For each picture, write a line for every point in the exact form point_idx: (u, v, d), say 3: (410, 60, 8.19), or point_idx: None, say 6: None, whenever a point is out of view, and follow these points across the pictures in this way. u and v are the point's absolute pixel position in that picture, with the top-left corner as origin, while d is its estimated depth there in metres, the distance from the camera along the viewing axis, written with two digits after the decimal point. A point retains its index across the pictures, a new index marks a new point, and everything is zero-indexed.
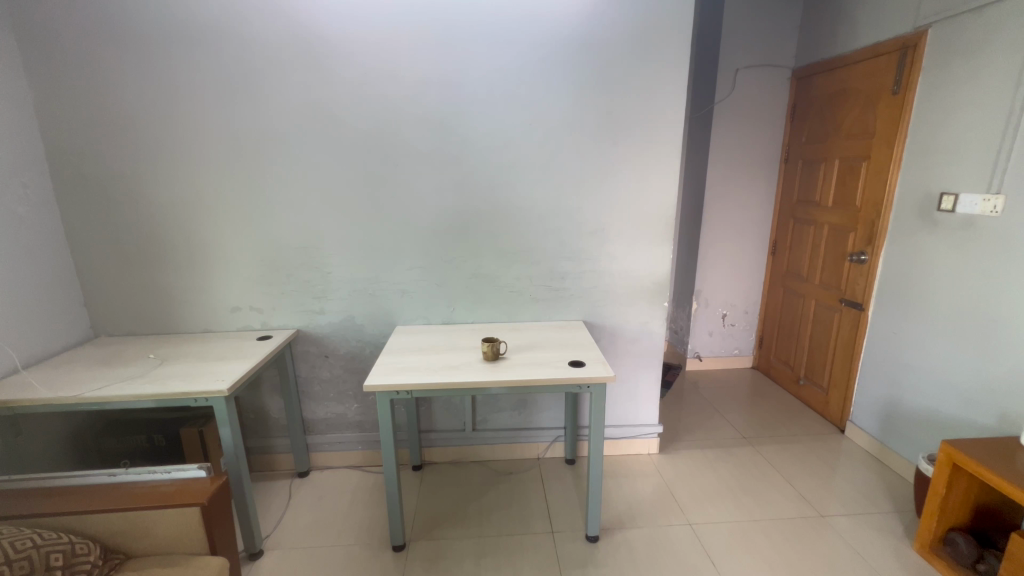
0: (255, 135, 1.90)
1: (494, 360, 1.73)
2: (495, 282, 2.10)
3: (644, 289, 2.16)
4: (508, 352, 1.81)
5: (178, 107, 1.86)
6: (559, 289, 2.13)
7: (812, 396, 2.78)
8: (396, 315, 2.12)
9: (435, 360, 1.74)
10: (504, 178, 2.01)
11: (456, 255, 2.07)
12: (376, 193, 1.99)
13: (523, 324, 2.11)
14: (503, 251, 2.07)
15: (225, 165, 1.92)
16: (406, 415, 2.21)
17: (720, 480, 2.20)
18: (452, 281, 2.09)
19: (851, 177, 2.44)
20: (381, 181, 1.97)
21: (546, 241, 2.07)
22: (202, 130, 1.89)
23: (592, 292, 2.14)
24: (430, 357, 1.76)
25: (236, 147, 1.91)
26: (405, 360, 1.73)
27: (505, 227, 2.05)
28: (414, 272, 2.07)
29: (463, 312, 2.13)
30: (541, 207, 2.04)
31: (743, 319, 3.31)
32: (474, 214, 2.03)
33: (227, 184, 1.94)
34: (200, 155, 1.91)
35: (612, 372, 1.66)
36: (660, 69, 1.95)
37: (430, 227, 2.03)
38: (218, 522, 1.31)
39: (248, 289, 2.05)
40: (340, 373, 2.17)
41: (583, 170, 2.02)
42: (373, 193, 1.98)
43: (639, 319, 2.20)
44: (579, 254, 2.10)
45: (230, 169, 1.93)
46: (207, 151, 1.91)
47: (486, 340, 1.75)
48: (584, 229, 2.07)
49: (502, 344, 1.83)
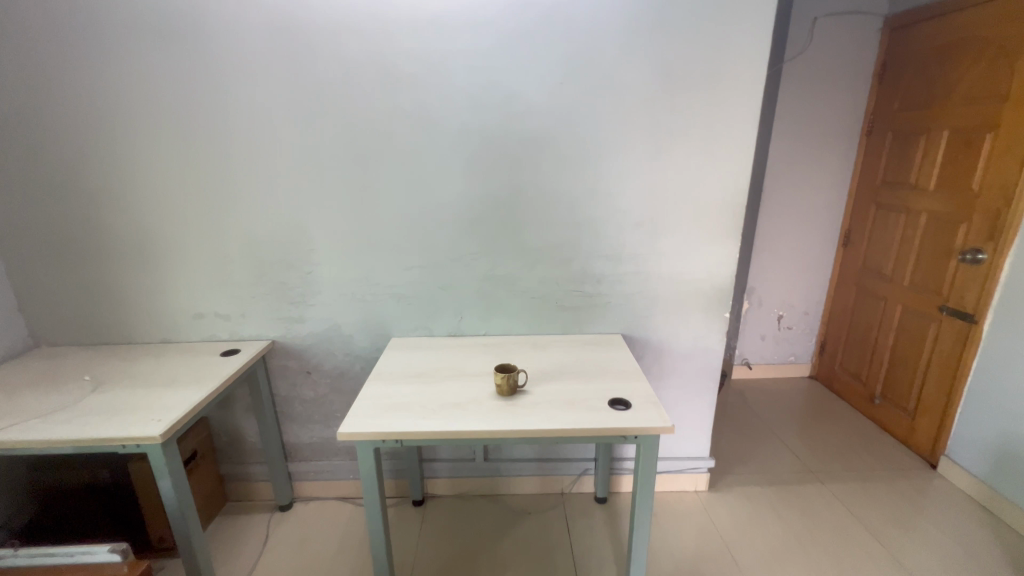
0: (210, 99, 1.49)
1: (511, 396, 1.32)
2: (513, 285, 1.68)
3: (701, 296, 1.70)
4: (528, 382, 1.40)
5: (111, 63, 1.46)
6: (593, 296, 1.70)
7: (891, 419, 2.32)
8: (391, 324, 1.72)
9: (435, 394, 1.34)
10: (526, 155, 1.55)
11: (464, 252, 1.65)
12: (363, 174, 1.56)
13: (547, 339, 1.70)
14: (523, 248, 1.64)
15: (176, 138, 1.53)
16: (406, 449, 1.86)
17: (786, 530, 1.78)
18: (459, 284, 1.68)
19: (967, 152, 1.92)
20: (368, 159, 1.55)
21: (579, 235, 1.63)
22: (144, 93, 1.49)
23: (634, 300, 1.71)
24: (427, 389, 1.37)
25: (187, 115, 1.51)
26: (395, 393, 1.35)
27: (527, 217, 1.61)
28: (412, 273, 1.67)
29: (473, 322, 1.73)
30: (573, 192, 1.59)
31: (803, 321, 2.83)
32: (486, 200, 1.60)
33: (178, 163, 1.55)
34: (144, 125, 1.52)
35: (669, 419, 1.24)
36: (738, 6, 1.44)
37: (432, 217, 1.61)
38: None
39: (211, 291, 1.68)
40: (325, 392, 1.80)
41: (628, 146, 1.56)
42: (359, 173, 1.56)
43: (692, 332, 1.76)
44: (618, 252, 1.65)
45: (182, 143, 1.53)
46: (153, 120, 1.51)
47: (500, 368, 1.34)
48: (626, 220, 1.62)
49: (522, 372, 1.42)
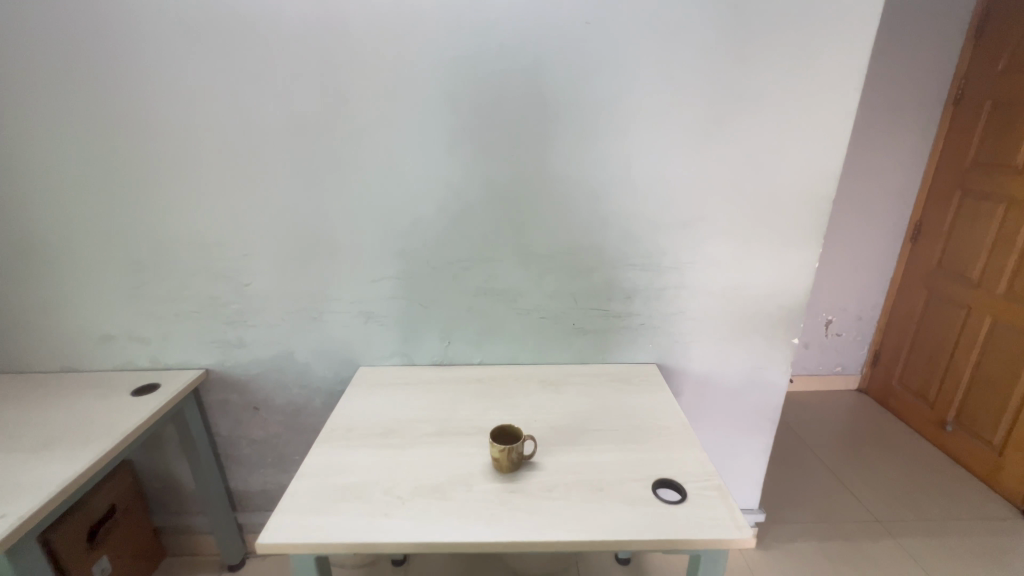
0: (94, 48, 1.06)
1: (514, 475, 0.93)
2: (516, 303, 1.28)
3: (763, 317, 1.30)
4: (538, 448, 1.01)
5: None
6: (621, 317, 1.29)
7: (968, 452, 1.93)
8: (358, 351, 1.33)
9: (407, 470, 0.95)
10: (536, 129, 1.12)
11: (452, 259, 1.24)
12: (313, 155, 1.14)
13: (560, 372, 1.30)
14: (530, 254, 1.23)
15: (53, 103, 1.11)
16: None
17: None
18: (445, 301, 1.28)
19: None
20: (319, 134, 1.13)
21: (606, 238, 1.22)
22: (5, 40, 1.06)
23: (675, 322, 1.30)
24: (396, 459, 0.98)
25: (67, 71, 1.08)
26: (350, 466, 0.96)
27: (536, 214, 1.20)
28: (383, 286, 1.26)
29: (464, 349, 1.33)
30: (600, 181, 1.17)
31: (855, 328, 2.43)
32: (482, 191, 1.17)
33: (60, 138, 1.13)
34: (9, 85, 1.09)
35: (747, 524, 0.83)
36: None
37: (409, 213, 1.19)
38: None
39: (121, 308, 1.28)
40: (278, 431, 1.43)
41: (680, 116, 1.12)
42: (307, 154, 1.14)
43: (747, 362, 1.36)
44: (659, 260, 1.24)
45: (62, 110, 1.11)
46: (19, 77, 1.09)
47: (497, 433, 0.96)
48: (670, 218, 1.20)
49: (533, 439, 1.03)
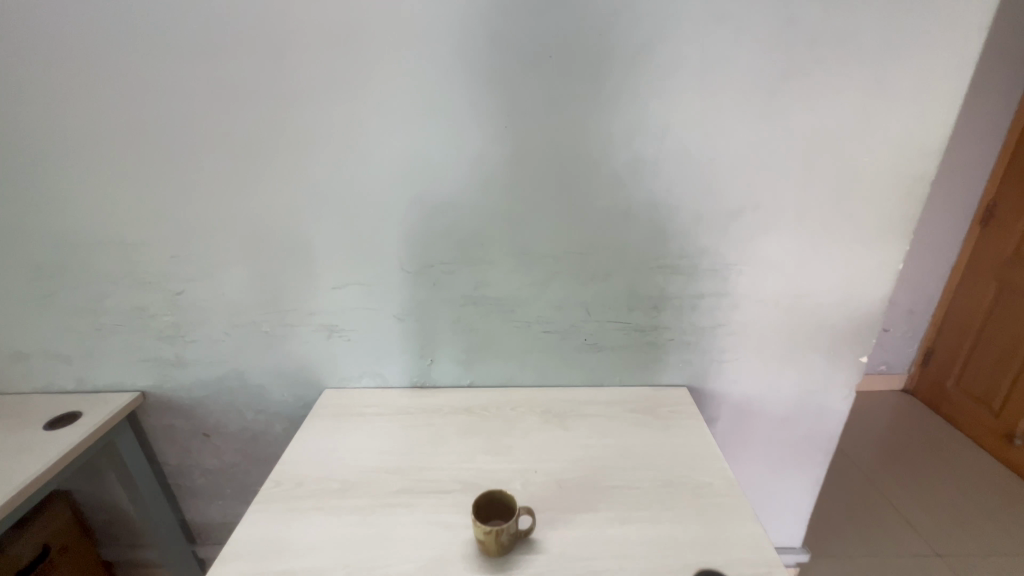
0: None
1: (502, 561, 0.70)
2: (514, 314, 1.02)
3: (824, 331, 1.03)
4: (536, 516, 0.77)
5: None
6: (645, 331, 1.03)
7: None
8: (321, 370, 1.09)
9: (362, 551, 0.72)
10: (537, 91, 0.85)
11: (430, 261, 0.98)
12: (249, 130, 0.88)
13: (568, 399, 1.05)
14: (529, 255, 0.97)
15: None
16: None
17: None
18: (425, 311, 1.03)
19: None
20: (253, 102, 0.87)
21: (628, 233, 0.95)
22: None
23: (714, 337, 1.04)
24: (353, 530, 0.75)
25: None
26: (291, 541, 0.74)
27: (537, 203, 0.93)
28: (346, 295, 1.01)
29: (451, 368, 1.09)
30: (621, 160, 0.89)
31: (904, 323, 2.14)
32: (468, 174, 0.91)
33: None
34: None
35: None
36: None
37: (375, 203, 0.93)
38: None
39: (31, 321, 1.05)
40: (234, 460, 1.21)
41: (731, 72, 0.83)
42: (242, 129, 0.88)
43: (801, 385, 1.09)
44: (695, 261, 0.96)
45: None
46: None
47: (482, 501, 0.72)
48: (712, 208, 0.92)
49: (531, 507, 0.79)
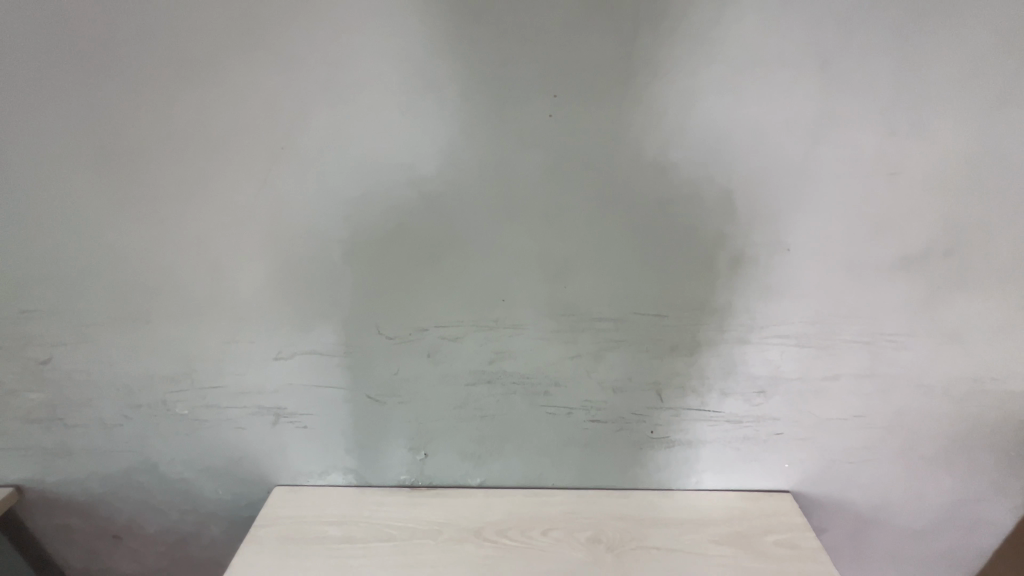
0: None
1: None
2: (549, 398, 0.69)
3: (1008, 425, 0.69)
4: None
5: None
6: (742, 422, 0.70)
7: None
8: (267, 464, 0.76)
9: None
10: (608, 57, 0.49)
11: (421, 321, 0.64)
12: (127, 121, 0.54)
13: (624, 515, 0.72)
14: (574, 317, 0.62)
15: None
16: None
17: None
18: (415, 392, 0.69)
19: None
20: (121, 74, 0.52)
21: (736, 289, 0.60)
22: None
23: (842, 432, 0.70)
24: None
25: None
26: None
27: (594, 241, 0.58)
28: (296, 367, 0.67)
29: (453, 464, 0.75)
30: (740, 176, 0.54)
31: None
32: (484, 194, 0.56)
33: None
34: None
35: None
36: None
37: (337, 236, 0.59)
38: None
39: None
40: (159, 566, 0.89)
41: (952, 29, 0.48)
42: (115, 119, 0.54)
43: (959, 494, 0.76)
44: (833, 328, 0.62)
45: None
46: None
47: None
48: (875, 252, 0.57)
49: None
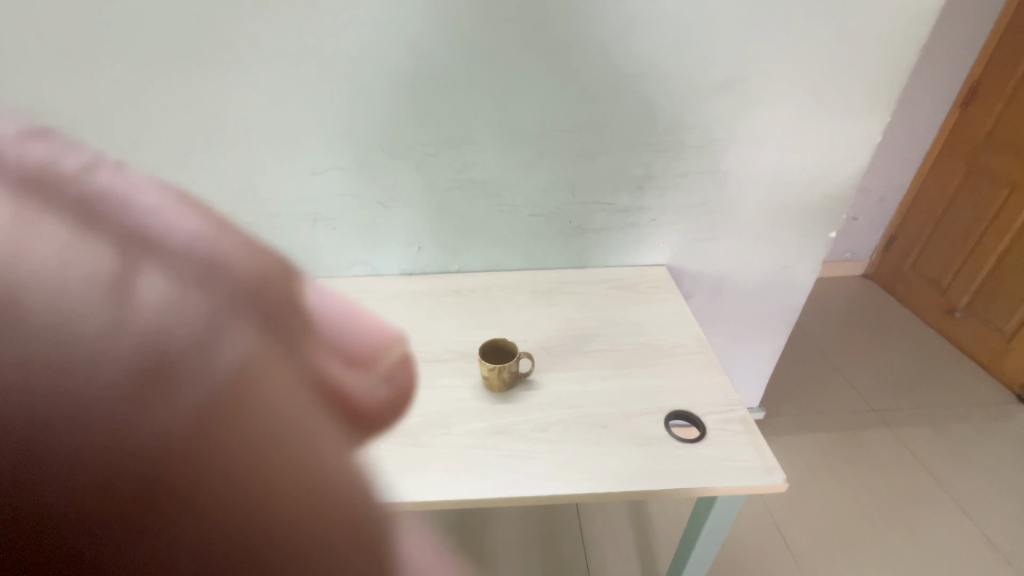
0: None
1: (507, 390, 0.81)
2: (499, 199, 1.02)
3: (797, 209, 1.07)
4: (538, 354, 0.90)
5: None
6: (629, 211, 1.05)
7: (973, 339, 1.87)
8: (309, 258, 1.10)
9: None
10: None
11: (412, 141, 0.95)
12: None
13: (554, 279, 1.10)
14: (515, 135, 0.95)
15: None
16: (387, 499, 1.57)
17: (848, 501, 1.44)
18: (410, 199, 1.02)
19: None
20: None
21: (615, 108, 0.93)
22: None
23: (694, 218, 1.07)
24: None
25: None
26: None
27: (524, 77, 0.88)
28: (329, 180, 0.99)
29: (441, 256, 1.11)
30: (609, 21, 0.84)
31: (874, 211, 2.22)
32: (448, 43, 0.85)
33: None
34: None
35: (773, 460, 0.71)
36: None
37: (351, 76, 0.88)
38: (305, 486, 0.19)
39: None
40: None
41: None
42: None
43: (771, 262, 1.16)
44: (679, 137, 0.96)
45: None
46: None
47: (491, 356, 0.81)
48: (700, 78, 0.90)
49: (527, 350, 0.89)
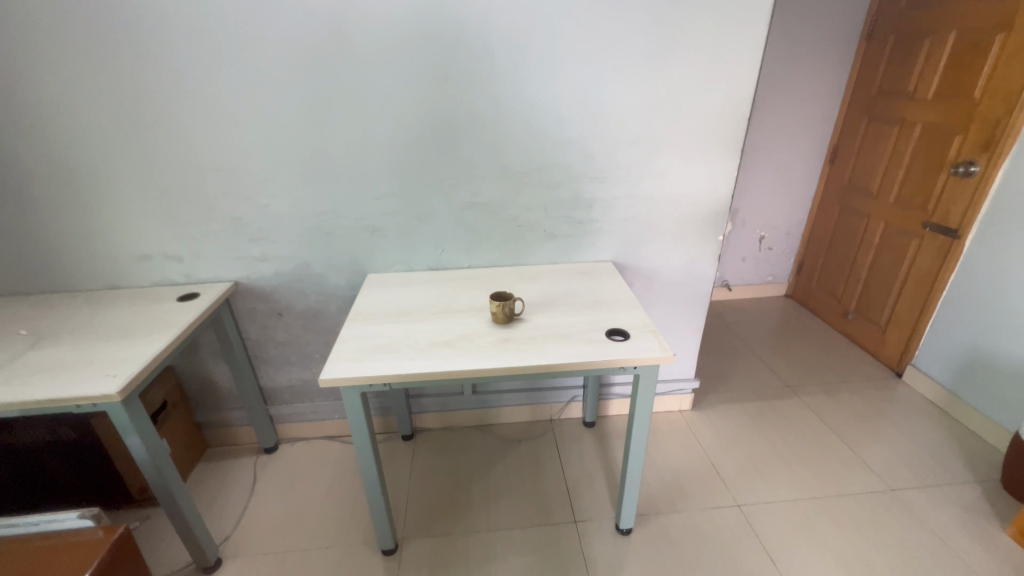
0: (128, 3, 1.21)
1: (508, 323, 1.28)
2: (497, 215, 1.55)
3: (694, 220, 1.62)
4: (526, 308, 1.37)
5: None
6: (583, 222, 1.59)
7: (864, 334, 2.40)
8: (366, 259, 1.59)
9: (432, 328, 1.28)
10: (510, 68, 1.36)
11: (441, 177, 1.48)
12: (317, 82, 1.33)
13: (535, 269, 1.61)
14: (507, 172, 1.49)
15: (68, 21, 1.22)
16: (392, 398, 1.83)
17: (766, 442, 1.85)
18: (437, 215, 1.54)
19: (973, 59, 1.80)
20: (320, 68, 1.32)
21: (569, 155, 1.49)
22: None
23: (627, 227, 1.61)
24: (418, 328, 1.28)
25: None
26: (375, 335, 1.24)
27: (512, 136, 1.45)
28: (385, 204, 1.51)
29: (456, 256, 1.61)
30: (562, 106, 1.42)
31: (783, 242, 2.83)
32: (467, 117, 1.41)
33: (76, 62, 1.26)
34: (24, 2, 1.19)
35: (669, 348, 1.19)
36: None
37: (405, 137, 1.42)
38: None
39: (157, 230, 1.48)
40: (300, 333, 1.69)
41: (628, 55, 1.37)
42: (311, 81, 1.33)
43: (684, 258, 1.68)
44: (611, 174, 1.52)
45: (77, 28, 1.23)
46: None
47: (496, 296, 1.28)
48: (619, 138, 1.47)
49: (518, 302, 1.36)
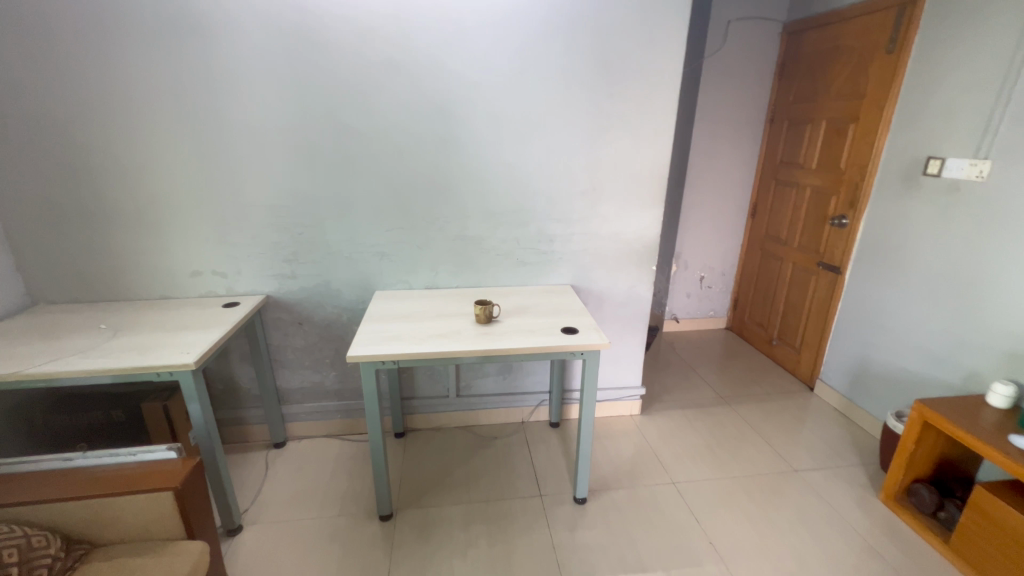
0: (217, 87, 1.69)
1: (488, 323, 1.69)
2: (480, 245, 2.00)
3: (632, 253, 2.10)
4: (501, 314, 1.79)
5: (101, 21, 1.58)
6: (546, 254, 2.05)
7: (785, 356, 2.87)
8: (374, 279, 1.99)
9: (430, 326, 1.68)
10: (492, 137, 1.86)
11: (438, 215, 1.94)
12: (349, 143, 1.80)
13: (509, 289, 2.04)
14: (488, 213, 1.96)
15: (168, 96, 1.68)
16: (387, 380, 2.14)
17: (699, 437, 2.24)
18: (434, 245, 1.97)
19: (837, 140, 2.41)
20: (352, 134, 1.79)
21: (535, 201, 1.97)
22: (157, 80, 1.66)
23: (580, 258, 2.07)
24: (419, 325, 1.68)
25: (183, 77, 1.67)
26: (386, 330, 1.63)
27: (493, 186, 1.93)
28: (393, 235, 1.94)
29: (447, 277, 2.03)
30: (529, 167, 1.92)
31: (720, 282, 3.35)
32: (460, 172, 1.89)
33: (168, 125, 1.71)
34: (141, 84, 1.66)
35: (606, 339, 1.61)
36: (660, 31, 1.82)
37: (411, 185, 1.88)
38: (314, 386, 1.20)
39: (210, 251, 1.87)
40: (315, 340, 2.05)
41: (577, 133, 1.90)
42: (345, 143, 1.80)
43: (625, 283, 2.15)
44: (567, 217, 2.01)
45: (176, 103, 1.69)
46: (150, 81, 1.66)
47: (478, 302, 1.70)
48: (572, 191, 1.97)
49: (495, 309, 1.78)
